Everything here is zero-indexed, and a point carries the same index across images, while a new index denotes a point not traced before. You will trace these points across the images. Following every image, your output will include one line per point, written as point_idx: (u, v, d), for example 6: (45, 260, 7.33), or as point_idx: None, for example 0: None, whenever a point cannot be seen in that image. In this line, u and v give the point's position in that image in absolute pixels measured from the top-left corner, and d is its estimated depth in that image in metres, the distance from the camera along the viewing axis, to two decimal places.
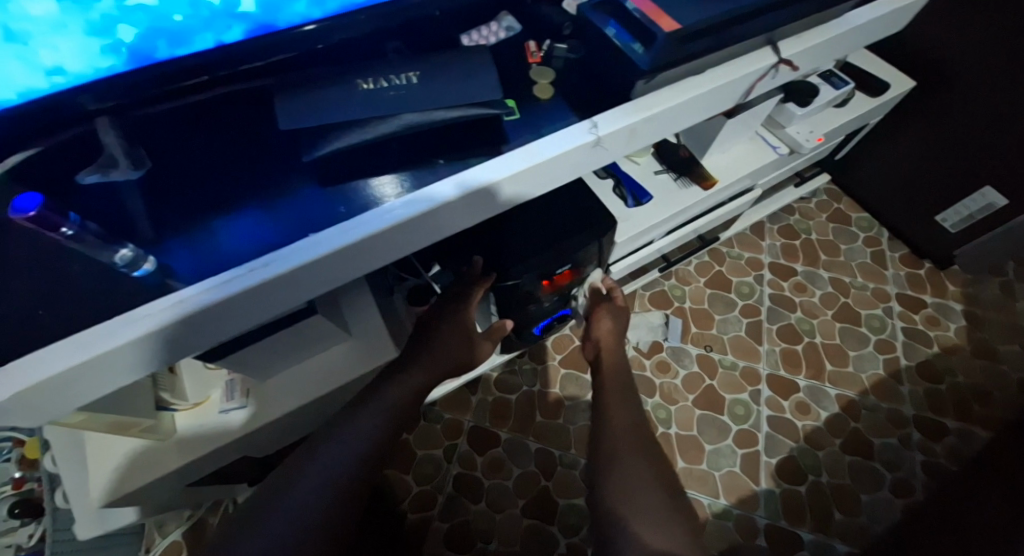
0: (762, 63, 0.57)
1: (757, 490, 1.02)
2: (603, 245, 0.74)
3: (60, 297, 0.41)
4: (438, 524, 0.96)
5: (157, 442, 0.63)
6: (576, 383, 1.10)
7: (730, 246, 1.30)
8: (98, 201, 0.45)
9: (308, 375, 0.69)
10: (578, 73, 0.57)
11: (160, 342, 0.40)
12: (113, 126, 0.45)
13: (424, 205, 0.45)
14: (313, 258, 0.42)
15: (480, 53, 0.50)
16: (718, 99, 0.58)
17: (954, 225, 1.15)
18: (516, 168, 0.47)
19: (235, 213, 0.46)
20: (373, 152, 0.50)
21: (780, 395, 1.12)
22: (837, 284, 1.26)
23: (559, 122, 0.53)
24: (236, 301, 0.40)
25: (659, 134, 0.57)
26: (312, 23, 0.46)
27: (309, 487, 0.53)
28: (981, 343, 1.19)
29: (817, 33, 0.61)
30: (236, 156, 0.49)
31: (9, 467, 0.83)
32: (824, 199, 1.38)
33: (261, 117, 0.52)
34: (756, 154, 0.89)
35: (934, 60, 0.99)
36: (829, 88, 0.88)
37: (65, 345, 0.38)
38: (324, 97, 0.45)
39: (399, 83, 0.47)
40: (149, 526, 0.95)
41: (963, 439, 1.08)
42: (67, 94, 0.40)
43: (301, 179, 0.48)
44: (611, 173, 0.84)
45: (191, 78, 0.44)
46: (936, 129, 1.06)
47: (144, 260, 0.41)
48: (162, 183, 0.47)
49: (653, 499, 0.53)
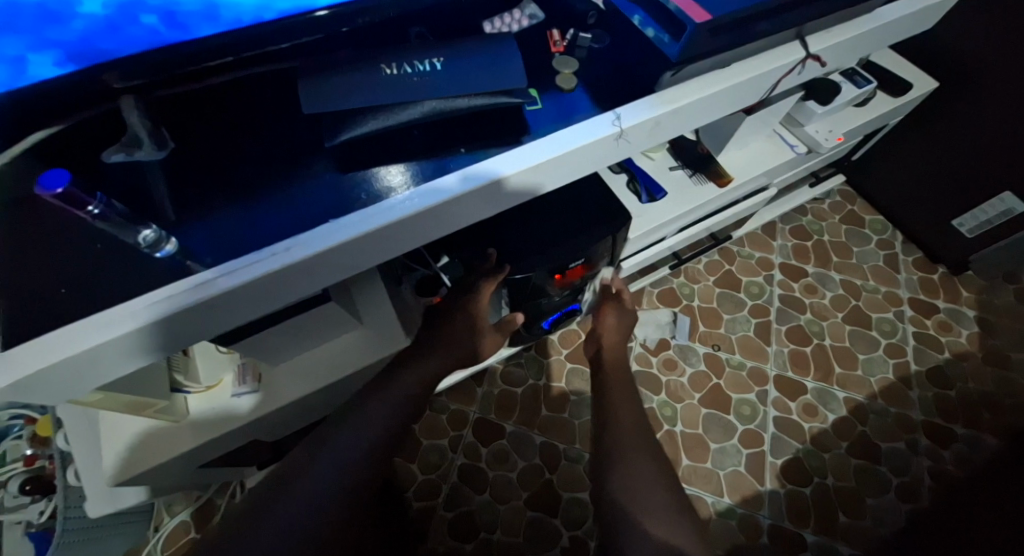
0: (790, 58, 0.57)
1: (762, 490, 1.02)
2: (617, 240, 0.73)
3: (81, 276, 0.41)
4: (442, 513, 0.97)
5: (171, 422, 0.64)
6: (582, 378, 1.10)
7: (741, 245, 1.29)
8: (119, 180, 0.45)
9: (318, 361, 0.69)
10: (602, 64, 0.56)
11: (179, 325, 0.40)
12: (136, 106, 0.45)
13: (445, 194, 0.45)
14: (335, 244, 0.42)
15: (504, 42, 0.49)
16: (743, 94, 0.57)
17: (970, 230, 1.14)
18: (537, 159, 0.47)
19: (254, 198, 0.46)
20: (394, 139, 0.50)
21: (788, 395, 1.11)
22: (848, 287, 1.25)
23: (582, 114, 0.53)
24: (257, 285, 0.40)
25: (681, 129, 0.56)
26: (324, 9, 0.45)
27: (321, 477, 0.53)
28: (993, 350, 1.18)
29: (847, 28, 0.60)
30: (257, 139, 0.49)
31: (21, 445, 0.85)
32: (838, 200, 1.36)
33: (282, 98, 0.52)
34: (774, 152, 0.88)
35: (959, 60, 0.97)
36: (851, 87, 0.87)
37: (84, 324, 0.38)
38: (347, 81, 0.45)
39: (422, 68, 0.46)
40: (158, 506, 0.96)
41: (971, 445, 1.07)
42: (92, 70, 0.40)
43: (321, 164, 0.48)
44: (626, 168, 0.84)
45: (214, 59, 0.44)
46: (957, 132, 1.04)
47: (166, 240, 0.41)
48: (183, 163, 0.47)
49: (660, 497, 0.52)
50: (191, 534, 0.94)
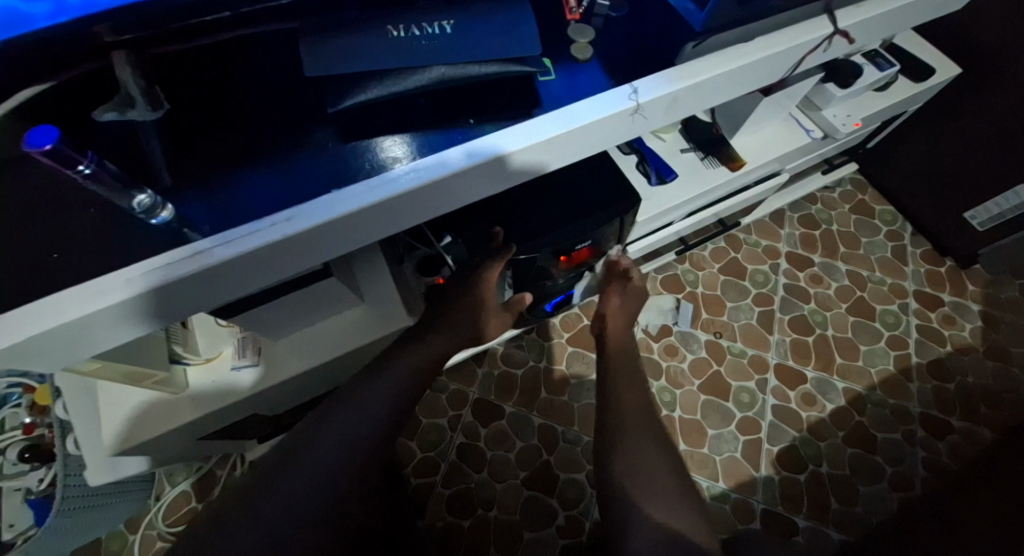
0: (816, 33, 0.54)
1: (757, 476, 1.02)
2: (624, 222, 0.71)
3: (74, 241, 0.40)
4: (440, 490, 0.97)
5: (169, 394, 0.63)
6: (582, 361, 1.09)
7: (748, 232, 1.27)
8: (110, 141, 0.44)
9: (319, 337, 0.68)
10: (618, 34, 0.54)
11: (173, 295, 0.39)
12: (129, 63, 0.41)
13: (452, 168, 0.43)
14: (338, 216, 0.40)
15: (519, 5, 0.46)
16: (766, 71, 0.55)
17: (982, 223, 1.12)
18: (549, 134, 0.45)
19: (254, 165, 0.44)
20: (399, 107, 0.48)
21: (788, 385, 1.11)
22: (855, 277, 1.23)
23: (596, 87, 0.51)
24: (256, 255, 0.39)
25: (702, 105, 0.54)
26: None
27: (322, 453, 0.52)
28: (997, 345, 1.17)
29: (876, 4, 0.58)
30: (255, 105, 0.47)
31: (20, 413, 0.85)
32: (849, 189, 1.34)
33: (285, 60, 0.50)
34: (789, 137, 0.86)
35: (983, 46, 0.94)
36: (873, 70, 0.84)
37: (78, 292, 0.36)
38: (353, 43, 0.42)
39: (433, 31, 0.44)
40: (158, 476, 0.96)
41: (967, 439, 1.07)
42: (82, 22, 0.36)
43: (324, 131, 0.46)
44: (636, 149, 0.81)
45: (210, 13, 0.41)
46: (976, 120, 1.02)
47: (162, 207, 0.40)
48: (181, 124, 0.45)
49: (659, 480, 0.52)
50: (191, 504, 0.95)
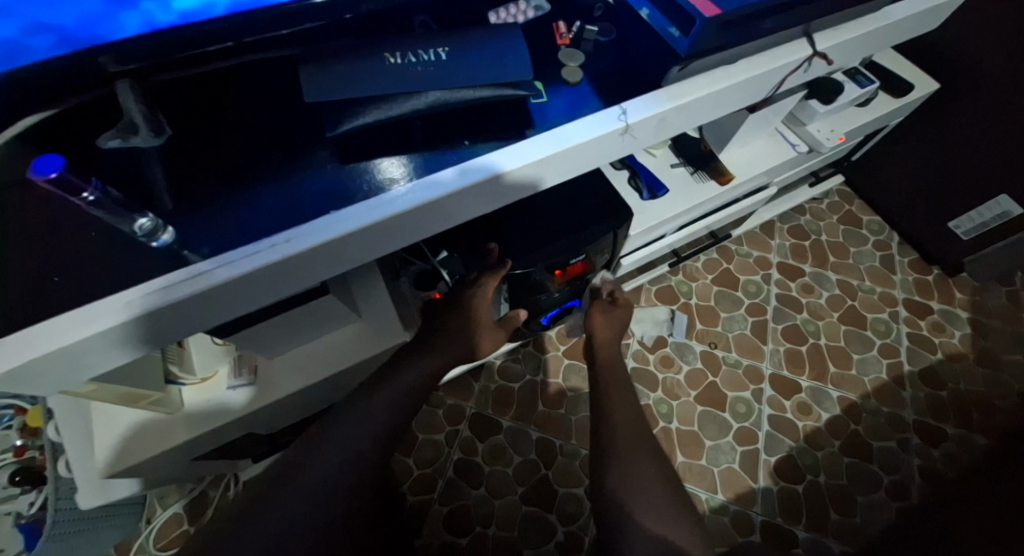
0: (796, 55, 0.57)
1: (755, 488, 1.02)
2: (617, 237, 0.73)
3: (76, 264, 0.40)
4: (437, 507, 0.96)
5: (165, 414, 0.63)
6: (579, 374, 1.09)
7: (739, 244, 1.29)
8: (114, 165, 0.45)
9: (316, 356, 0.68)
10: (607, 57, 0.56)
11: (173, 315, 0.39)
12: (133, 91, 0.43)
13: (449, 188, 0.44)
14: (338, 236, 0.41)
15: (512, 31, 0.48)
16: (749, 91, 0.57)
17: (966, 232, 1.15)
18: (544, 154, 0.47)
19: (253, 187, 0.45)
20: (396, 129, 0.49)
21: (782, 394, 1.12)
22: (845, 287, 1.25)
23: (587, 108, 0.52)
24: (256, 276, 0.40)
25: (688, 124, 0.56)
26: (350, 12, 0.45)
27: (319, 473, 0.52)
28: (986, 352, 1.19)
29: (852, 27, 0.60)
30: (255, 129, 0.48)
31: (10, 435, 0.83)
32: (836, 201, 1.37)
33: (285, 84, 0.51)
34: (775, 152, 0.88)
35: (960, 63, 0.97)
36: (854, 86, 0.87)
37: (80, 313, 0.37)
38: (351, 69, 0.44)
39: (428, 58, 0.45)
40: (150, 498, 0.95)
41: (962, 445, 1.08)
42: (86, 53, 0.38)
43: (322, 153, 0.47)
44: (627, 165, 0.83)
45: (213, 44, 0.42)
46: (956, 134, 1.05)
47: (163, 230, 0.40)
48: (182, 148, 0.46)
49: (656, 493, 0.52)
50: (184, 527, 0.93)
